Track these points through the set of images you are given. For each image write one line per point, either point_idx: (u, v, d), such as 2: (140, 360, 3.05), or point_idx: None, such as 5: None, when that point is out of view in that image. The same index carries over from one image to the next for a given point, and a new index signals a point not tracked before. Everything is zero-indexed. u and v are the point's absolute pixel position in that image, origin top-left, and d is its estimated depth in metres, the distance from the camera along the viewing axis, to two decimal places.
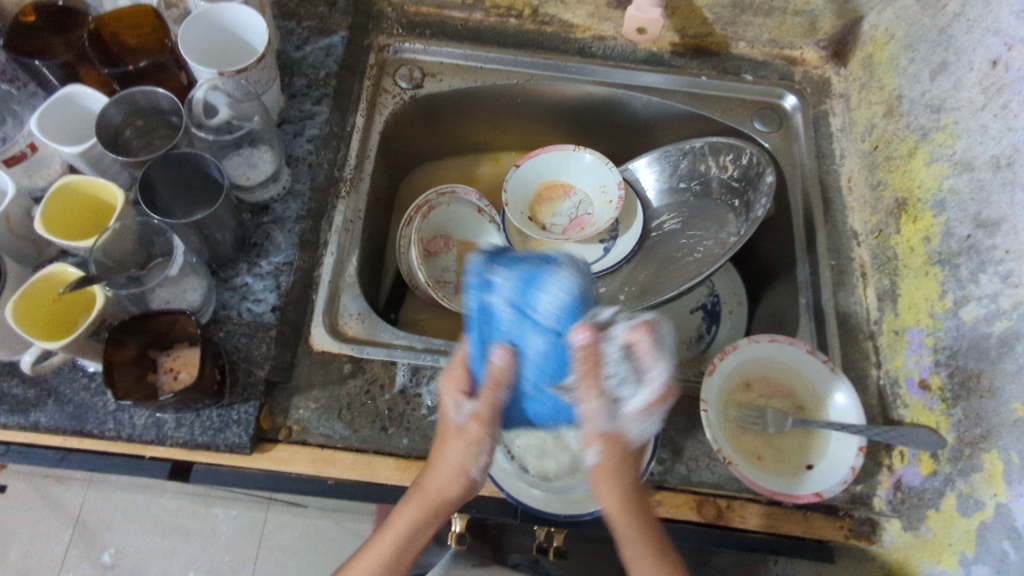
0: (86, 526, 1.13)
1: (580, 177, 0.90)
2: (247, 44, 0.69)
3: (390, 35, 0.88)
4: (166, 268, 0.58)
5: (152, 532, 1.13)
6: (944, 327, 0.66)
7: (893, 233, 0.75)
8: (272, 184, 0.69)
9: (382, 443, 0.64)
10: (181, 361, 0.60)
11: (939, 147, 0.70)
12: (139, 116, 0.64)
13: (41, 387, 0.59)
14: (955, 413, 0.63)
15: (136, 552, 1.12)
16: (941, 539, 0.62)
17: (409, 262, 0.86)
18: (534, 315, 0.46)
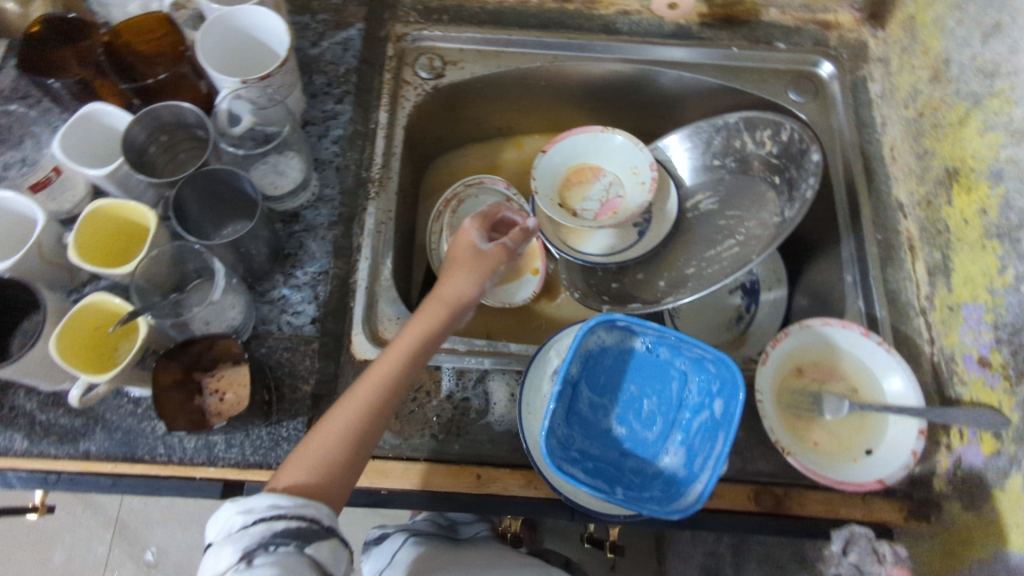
0: (131, 524, 1.15)
1: (608, 160, 0.88)
2: (266, 48, 0.67)
3: (406, 24, 0.84)
4: (210, 293, 0.56)
5: (196, 528, 1.14)
6: (1005, 303, 0.64)
7: (944, 205, 0.73)
8: (303, 191, 0.67)
9: (434, 450, 0.63)
10: (227, 381, 0.58)
11: (994, 115, 0.67)
12: (163, 132, 0.61)
13: (87, 416, 0.58)
14: (1020, 391, 0.61)
15: (178, 548, 1.13)
16: (1005, 521, 0.61)
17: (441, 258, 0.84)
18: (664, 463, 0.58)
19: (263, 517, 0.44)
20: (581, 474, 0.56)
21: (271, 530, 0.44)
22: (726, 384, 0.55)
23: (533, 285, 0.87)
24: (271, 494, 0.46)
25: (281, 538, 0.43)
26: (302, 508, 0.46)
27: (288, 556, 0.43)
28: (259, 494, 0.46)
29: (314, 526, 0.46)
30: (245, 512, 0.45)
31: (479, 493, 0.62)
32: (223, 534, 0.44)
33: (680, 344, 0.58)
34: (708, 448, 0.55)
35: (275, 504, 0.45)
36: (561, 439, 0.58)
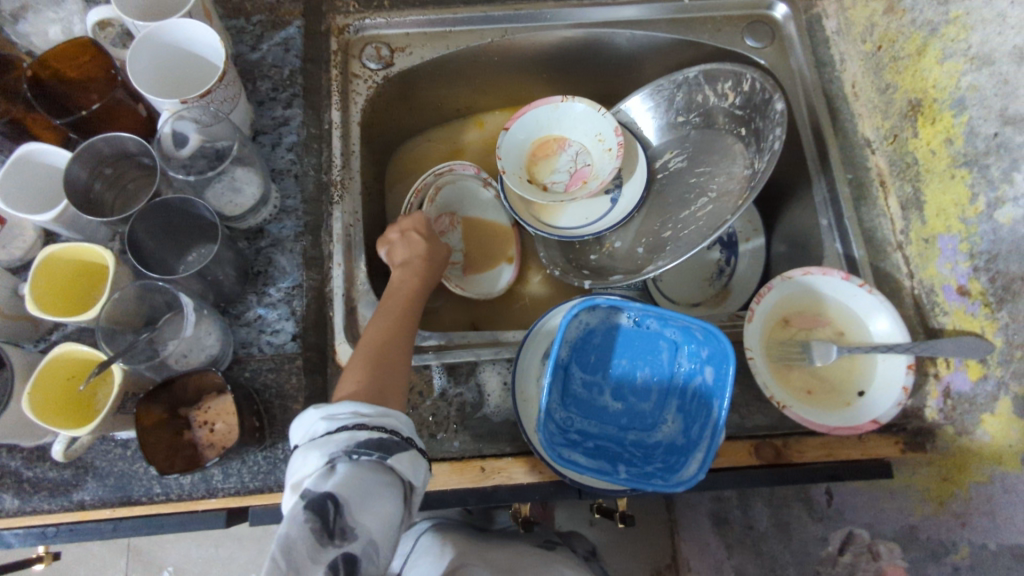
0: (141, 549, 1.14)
1: (571, 129, 0.86)
2: (203, 61, 0.63)
3: (347, 14, 0.81)
4: (180, 327, 0.55)
5: (209, 543, 1.14)
6: (979, 231, 0.64)
7: (910, 137, 0.72)
8: (263, 207, 0.64)
9: (433, 450, 0.63)
10: (214, 412, 0.57)
11: (951, 43, 0.67)
12: (107, 164, 0.59)
13: (76, 466, 0.57)
14: (1002, 316, 0.62)
15: (193, 565, 1.13)
16: (1000, 442, 0.62)
17: None
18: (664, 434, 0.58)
19: (349, 423, 0.45)
20: (583, 458, 0.55)
21: (354, 439, 0.44)
22: (716, 348, 0.55)
23: (507, 271, 0.86)
24: (353, 403, 0.48)
25: (364, 449, 0.44)
26: (383, 416, 0.47)
27: (368, 467, 0.43)
28: (342, 402, 0.48)
29: (395, 438, 0.46)
30: (329, 419, 0.46)
31: (486, 487, 0.62)
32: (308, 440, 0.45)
33: (665, 316, 0.57)
34: (707, 418, 0.55)
35: (357, 411, 0.47)
36: (560, 424, 0.58)
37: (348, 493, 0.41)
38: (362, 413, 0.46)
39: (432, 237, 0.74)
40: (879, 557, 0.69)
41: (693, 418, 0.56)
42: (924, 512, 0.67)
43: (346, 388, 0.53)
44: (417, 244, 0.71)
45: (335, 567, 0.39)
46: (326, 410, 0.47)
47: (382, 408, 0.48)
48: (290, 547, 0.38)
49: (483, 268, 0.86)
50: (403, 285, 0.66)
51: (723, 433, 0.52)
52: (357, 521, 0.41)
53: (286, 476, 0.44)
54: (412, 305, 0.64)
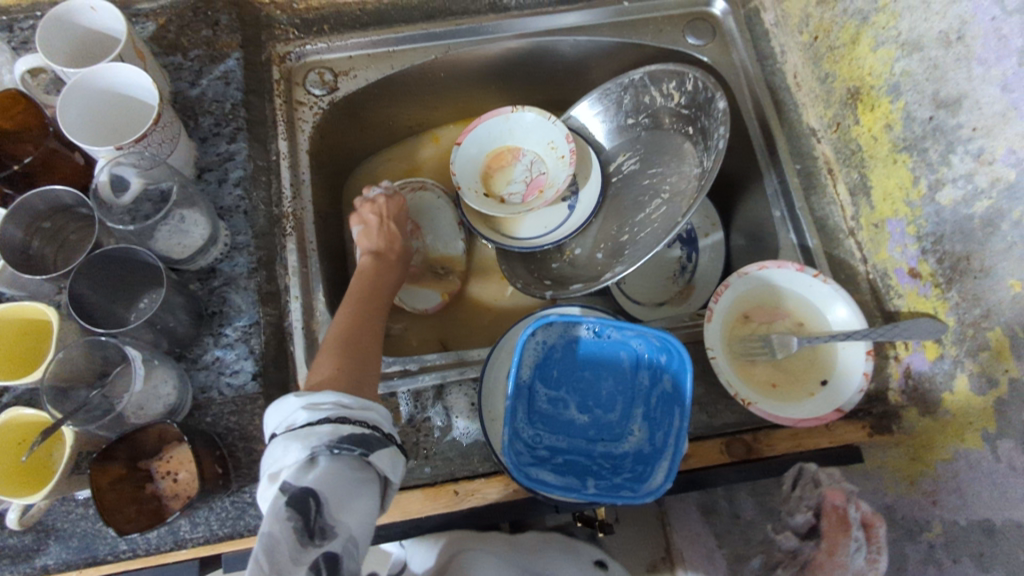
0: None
1: (526, 139, 0.86)
2: (139, 103, 0.62)
3: (287, 42, 0.80)
4: (131, 383, 0.54)
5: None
6: (924, 214, 0.65)
7: (852, 125, 0.73)
8: (212, 246, 0.64)
9: (406, 478, 0.62)
10: (176, 461, 0.56)
11: (882, 30, 0.68)
12: (45, 219, 0.57)
13: (37, 530, 0.55)
14: (952, 296, 0.63)
15: None
16: (961, 421, 0.62)
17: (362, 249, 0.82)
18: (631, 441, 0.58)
19: (332, 416, 0.45)
20: (552, 475, 0.55)
21: (336, 434, 0.43)
22: (672, 354, 0.57)
23: (434, 297, 0.84)
24: (335, 394, 0.47)
25: (346, 443, 0.43)
26: (365, 408, 0.47)
27: (350, 462, 0.42)
28: (325, 393, 0.47)
29: (376, 433, 0.46)
30: (310, 409, 0.45)
31: (463, 508, 0.62)
32: (286, 430, 0.44)
33: (621, 325, 0.58)
34: (670, 424, 0.56)
35: (340, 403, 0.47)
36: (529, 441, 0.58)
37: (330, 491, 0.40)
38: (344, 405, 0.46)
39: (401, 227, 0.77)
40: (821, 484, 0.62)
41: (659, 421, 0.57)
42: (897, 492, 0.67)
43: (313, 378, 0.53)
44: (392, 234, 0.75)
45: (315, 566, 0.38)
46: (308, 399, 0.46)
47: (365, 400, 0.48)
48: (273, 547, 0.37)
49: (424, 288, 0.85)
50: (372, 287, 0.67)
51: (686, 440, 0.53)
52: (337, 520, 0.40)
53: (260, 467, 0.43)
54: (376, 300, 0.66)
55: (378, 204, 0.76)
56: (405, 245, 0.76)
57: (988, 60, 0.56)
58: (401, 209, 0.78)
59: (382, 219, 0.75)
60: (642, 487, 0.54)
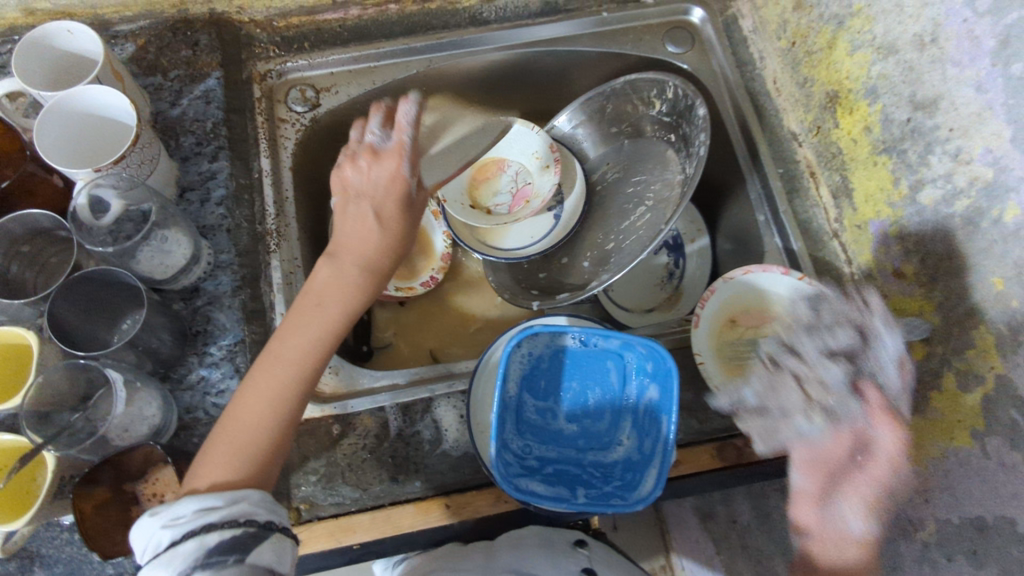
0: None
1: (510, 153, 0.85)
2: (117, 124, 0.62)
3: (267, 60, 0.80)
4: (113, 406, 0.54)
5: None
6: (905, 215, 0.66)
7: (832, 128, 0.74)
8: (194, 265, 0.63)
9: (397, 493, 0.62)
10: (163, 483, 0.55)
11: (858, 34, 0.68)
12: (25, 241, 0.57)
13: (21, 557, 0.55)
14: (936, 295, 0.63)
15: None
16: (950, 419, 0.63)
17: None
18: (620, 453, 0.58)
19: (194, 527, 0.42)
20: (542, 486, 0.55)
21: (202, 548, 0.41)
22: (658, 362, 0.56)
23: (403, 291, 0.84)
24: (198, 497, 0.44)
25: (215, 555, 0.41)
26: (234, 503, 0.44)
27: (225, 571, 0.41)
28: (188, 498, 0.44)
29: (249, 529, 0.43)
30: (172, 523, 0.42)
31: (454, 521, 0.61)
32: (154, 552, 0.42)
33: (607, 333, 0.58)
34: (658, 432, 0.55)
35: (204, 509, 0.43)
36: (518, 453, 0.57)
37: None
38: (208, 508, 0.43)
39: (387, 204, 0.56)
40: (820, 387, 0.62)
41: (648, 430, 0.56)
42: None
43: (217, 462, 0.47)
44: (371, 220, 0.55)
45: None
46: (167, 512, 0.43)
47: (231, 493, 0.44)
48: None
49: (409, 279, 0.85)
50: (335, 306, 0.52)
51: (674, 447, 0.53)
52: None
53: None
54: (329, 335, 0.52)
55: (364, 174, 0.57)
56: (389, 241, 0.55)
57: (962, 61, 0.57)
58: (385, 184, 0.56)
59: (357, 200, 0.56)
60: (632, 498, 0.53)
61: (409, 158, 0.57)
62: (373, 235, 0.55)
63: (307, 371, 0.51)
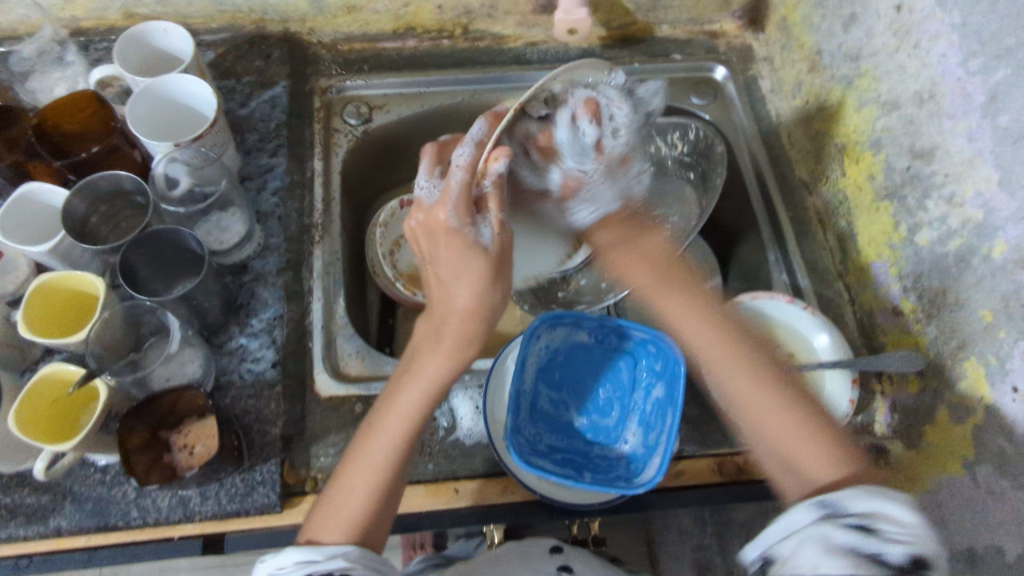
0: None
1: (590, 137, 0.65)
2: (195, 112, 0.69)
3: (329, 77, 0.88)
4: (166, 346, 0.59)
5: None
6: (904, 255, 0.71)
7: (839, 177, 0.80)
8: (247, 242, 0.70)
9: (409, 473, 0.65)
10: (194, 435, 0.60)
11: (864, 92, 0.76)
12: (104, 202, 0.64)
13: (55, 491, 0.59)
14: (931, 330, 0.67)
15: None
16: (942, 450, 0.65)
17: (374, 252, 0.86)
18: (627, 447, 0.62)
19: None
20: (552, 466, 0.59)
21: None
22: (668, 362, 0.62)
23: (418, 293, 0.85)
24: (299, 549, 0.51)
25: None
26: (333, 558, 0.50)
27: None
28: (290, 549, 0.51)
29: None
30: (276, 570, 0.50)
31: (462, 505, 0.65)
32: None
33: (623, 331, 0.65)
34: (662, 425, 0.60)
35: (305, 561, 0.50)
36: (530, 438, 0.62)
37: None
38: (303, 560, 0.50)
39: (455, 245, 0.53)
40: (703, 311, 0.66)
41: (653, 425, 0.61)
42: None
43: (326, 520, 0.53)
44: (448, 265, 0.53)
45: None
46: (274, 562, 0.50)
47: (330, 548, 0.51)
48: None
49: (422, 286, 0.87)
50: (427, 366, 0.55)
51: (676, 439, 0.56)
52: None
53: None
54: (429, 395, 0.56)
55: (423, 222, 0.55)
56: (466, 294, 0.54)
57: (956, 114, 0.63)
58: (442, 226, 0.53)
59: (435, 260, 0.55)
60: (636, 482, 0.57)
61: (455, 204, 0.53)
62: (456, 297, 0.54)
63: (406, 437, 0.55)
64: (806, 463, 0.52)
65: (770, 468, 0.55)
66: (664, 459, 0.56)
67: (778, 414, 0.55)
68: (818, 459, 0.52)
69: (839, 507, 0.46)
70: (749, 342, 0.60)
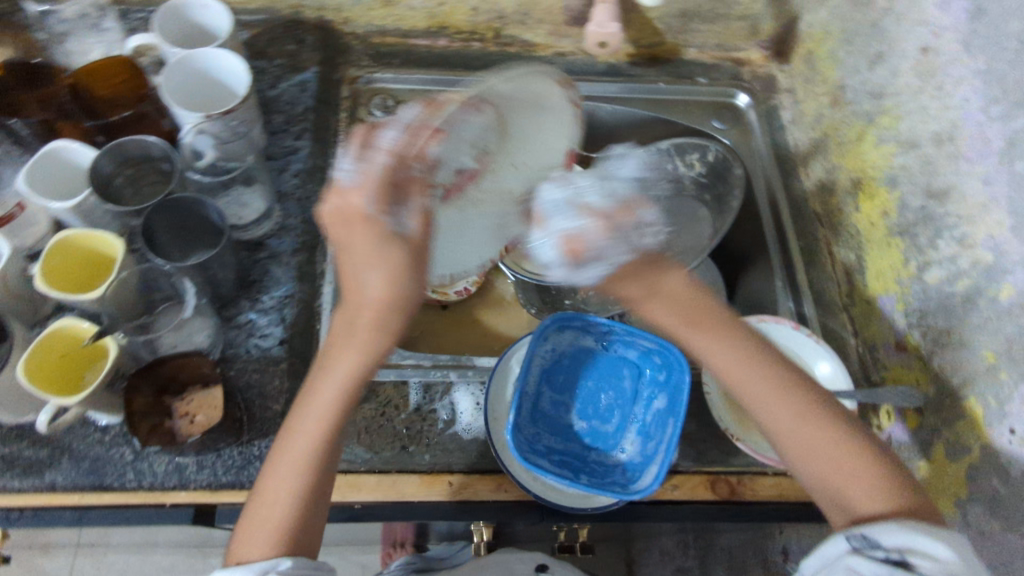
0: (95, 551, 1.16)
1: (539, 135, 0.69)
2: (228, 88, 0.70)
3: (359, 67, 0.87)
4: (181, 311, 0.62)
5: (163, 565, 1.15)
6: (912, 291, 0.72)
7: (853, 211, 0.81)
8: (265, 220, 0.71)
9: (405, 462, 0.65)
10: (197, 403, 0.61)
11: (885, 130, 0.77)
12: (131, 165, 0.65)
13: (54, 446, 0.59)
14: (932, 368, 0.68)
15: None
16: (935, 489, 0.66)
17: None
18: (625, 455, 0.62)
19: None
20: (549, 466, 0.59)
21: None
22: (671, 374, 0.62)
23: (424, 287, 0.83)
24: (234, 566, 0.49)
25: None
26: (266, 573, 0.48)
27: None
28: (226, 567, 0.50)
29: None
30: None
31: (454, 499, 0.64)
32: None
33: (630, 339, 0.65)
34: (662, 435, 0.60)
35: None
36: (529, 437, 0.62)
37: None
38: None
39: (364, 243, 0.49)
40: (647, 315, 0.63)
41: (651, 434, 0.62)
42: None
43: (254, 530, 0.51)
44: (367, 251, 0.49)
45: None
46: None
47: (263, 563, 0.49)
48: None
49: None
50: (335, 367, 0.51)
51: (676, 449, 0.57)
52: None
53: None
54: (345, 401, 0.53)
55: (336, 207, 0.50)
56: (381, 289, 0.49)
57: (973, 157, 0.64)
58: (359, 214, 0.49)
59: (347, 248, 0.50)
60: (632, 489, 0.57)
61: (373, 191, 0.50)
62: (367, 290, 0.50)
63: (321, 446, 0.52)
64: (854, 497, 0.56)
65: (821, 499, 0.58)
66: (659, 469, 0.56)
67: (822, 440, 0.57)
68: (868, 489, 0.56)
69: (871, 540, 0.49)
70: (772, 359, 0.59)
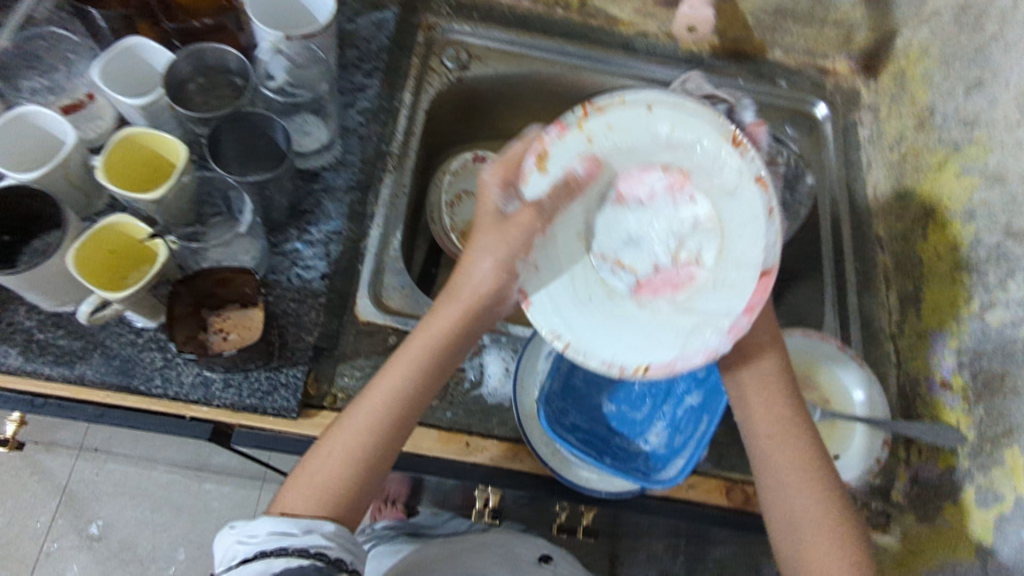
0: (96, 457, 1.18)
1: (738, 223, 0.54)
2: (308, 12, 0.69)
3: (438, 15, 0.86)
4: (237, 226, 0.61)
5: (160, 482, 1.17)
6: (969, 330, 0.69)
7: (919, 239, 0.78)
8: (326, 151, 0.70)
9: (425, 414, 0.65)
10: (232, 322, 0.61)
11: (971, 161, 0.73)
12: (203, 73, 0.65)
13: (87, 340, 0.60)
14: (977, 411, 0.66)
15: (124, 525, 1.14)
16: (957, 530, 0.64)
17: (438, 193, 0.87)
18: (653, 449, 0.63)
19: (268, 547, 0.47)
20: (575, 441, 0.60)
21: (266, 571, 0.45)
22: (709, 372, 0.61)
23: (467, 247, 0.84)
24: (273, 518, 0.48)
25: None
26: (310, 534, 0.48)
27: None
28: (264, 517, 0.49)
29: (314, 563, 0.46)
30: (247, 538, 0.48)
31: (469, 461, 0.64)
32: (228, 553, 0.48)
33: None
34: (692, 428, 0.59)
35: (282, 531, 0.47)
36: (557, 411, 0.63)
37: None
38: (281, 531, 0.47)
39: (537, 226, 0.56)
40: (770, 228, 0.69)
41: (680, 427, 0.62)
42: None
43: (304, 487, 0.51)
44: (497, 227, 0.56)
45: None
46: (247, 528, 0.48)
47: (309, 521, 0.48)
48: None
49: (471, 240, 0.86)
50: (420, 342, 0.55)
51: (707, 444, 0.55)
52: None
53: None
54: (434, 379, 0.55)
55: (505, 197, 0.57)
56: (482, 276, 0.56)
57: None
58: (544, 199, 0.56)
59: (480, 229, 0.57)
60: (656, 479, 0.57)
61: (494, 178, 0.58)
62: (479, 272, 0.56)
63: (401, 417, 0.54)
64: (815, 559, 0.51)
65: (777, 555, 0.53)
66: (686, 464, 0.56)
67: (805, 490, 0.53)
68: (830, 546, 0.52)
69: None
70: (793, 401, 0.57)
